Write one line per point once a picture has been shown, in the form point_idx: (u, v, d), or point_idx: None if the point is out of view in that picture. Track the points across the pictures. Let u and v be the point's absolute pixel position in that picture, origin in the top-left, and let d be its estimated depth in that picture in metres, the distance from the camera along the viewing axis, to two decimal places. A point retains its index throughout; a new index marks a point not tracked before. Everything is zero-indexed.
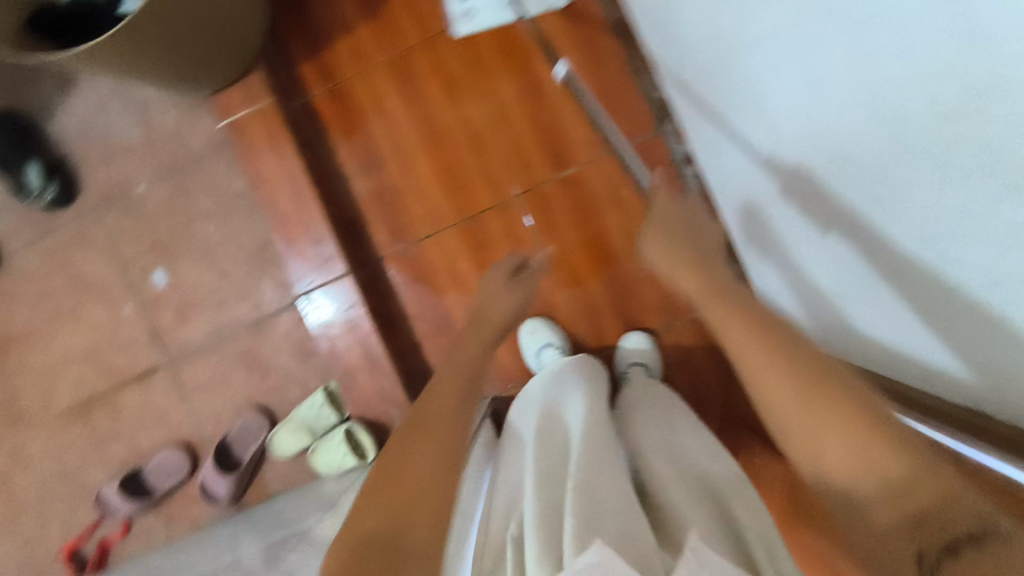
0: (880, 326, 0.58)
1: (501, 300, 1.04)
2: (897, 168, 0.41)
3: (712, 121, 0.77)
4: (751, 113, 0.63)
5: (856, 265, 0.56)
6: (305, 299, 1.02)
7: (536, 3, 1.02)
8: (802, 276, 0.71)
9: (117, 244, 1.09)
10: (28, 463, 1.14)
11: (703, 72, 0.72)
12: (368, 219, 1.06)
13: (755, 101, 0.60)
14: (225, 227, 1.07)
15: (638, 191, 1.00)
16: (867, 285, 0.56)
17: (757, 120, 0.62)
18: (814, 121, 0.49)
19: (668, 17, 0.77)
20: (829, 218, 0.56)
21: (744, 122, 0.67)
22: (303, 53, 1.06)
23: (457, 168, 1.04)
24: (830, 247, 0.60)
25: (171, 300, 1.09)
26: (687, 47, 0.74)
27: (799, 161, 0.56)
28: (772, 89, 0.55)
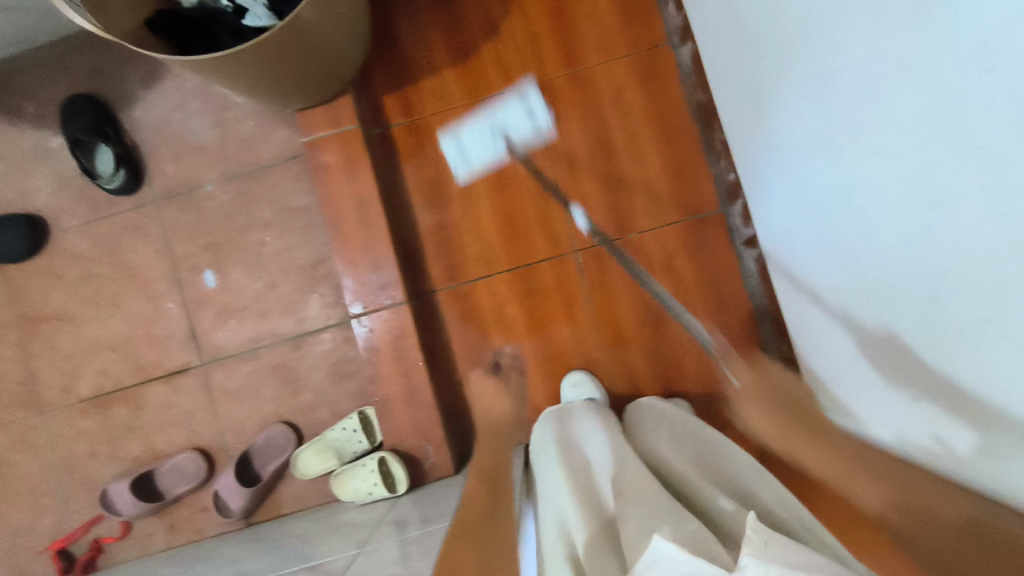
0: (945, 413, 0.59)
1: (546, 350, 1.06)
2: (964, 153, 0.47)
3: (786, 211, 0.84)
4: (833, 200, 0.71)
5: (928, 337, 0.59)
6: (358, 321, 1.02)
7: (620, 71, 1.06)
8: (860, 370, 0.75)
9: (171, 239, 1.09)
10: (33, 447, 1.10)
11: (784, 164, 0.81)
12: (427, 252, 1.07)
13: (836, 184, 0.69)
14: (283, 239, 1.07)
15: (694, 264, 1.04)
16: (936, 360, 0.58)
17: (841, 209, 0.69)
18: (893, 170, 0.57)
19: (756, 112, 0.85)
20: (906, 289, 0.60)
21: (820, 213, 0.75)
22: (388, 85, 1.09)
23: (519, 216, 1.06)
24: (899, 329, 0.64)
25: (215, 303, 1.08)
26: (769, 139, 0.83)
27: (882, 234, 0.62)
28: (854, 169, 0.64)
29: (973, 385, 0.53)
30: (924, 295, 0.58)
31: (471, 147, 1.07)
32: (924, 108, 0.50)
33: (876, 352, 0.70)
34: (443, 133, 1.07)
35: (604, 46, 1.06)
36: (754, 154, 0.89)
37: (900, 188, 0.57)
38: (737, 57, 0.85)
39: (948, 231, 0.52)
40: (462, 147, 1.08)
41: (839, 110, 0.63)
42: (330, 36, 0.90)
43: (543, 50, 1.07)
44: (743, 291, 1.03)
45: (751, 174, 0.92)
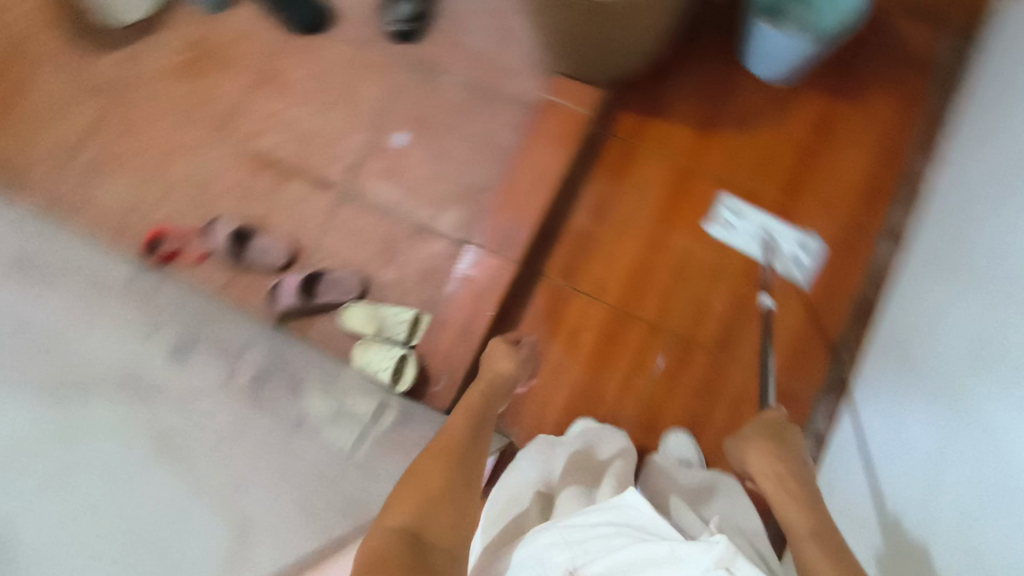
0: None
1: (588, 387, 1.08)
2: None
3: (884, 428, 0.84)
4: (932, 434, 0.71)
5: None
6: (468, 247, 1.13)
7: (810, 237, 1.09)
8: None
9: (397, 94, 1.23)
10: (191, 154, 1.25)
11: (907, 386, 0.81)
12: (561, 242, 1.14)
13: (942, 422, 0.70)
14: (473, 151, 1.17)
15: (757, 420, 1.04)
16: None
17: (934, 446, 0.70)
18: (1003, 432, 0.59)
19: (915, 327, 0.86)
20: (956, 543, 0.61)
21: (913, 445, 0.75)
22: (632, 106, 1.18)
23: (652, 275, 1.11)
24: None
25: (389, 158, 1.20)
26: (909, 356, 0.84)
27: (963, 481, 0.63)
28: (966, 414, 0.66)
29: None
30: (960, 566, 0.59)
31: (742, 226, 1.11)
32: None
33: None
34: (726, 198, 1.11)
35: (823, 203, 1.10)
36: (888, 364, 0.90)
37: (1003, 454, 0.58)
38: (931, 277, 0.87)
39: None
40: (736, 221, 1.11)
41: (987, 362, 0.65)
42: (640, 41, 1.01)
43: (774, 168, 1.12)
44: None
45: (875, 380, 0.92)
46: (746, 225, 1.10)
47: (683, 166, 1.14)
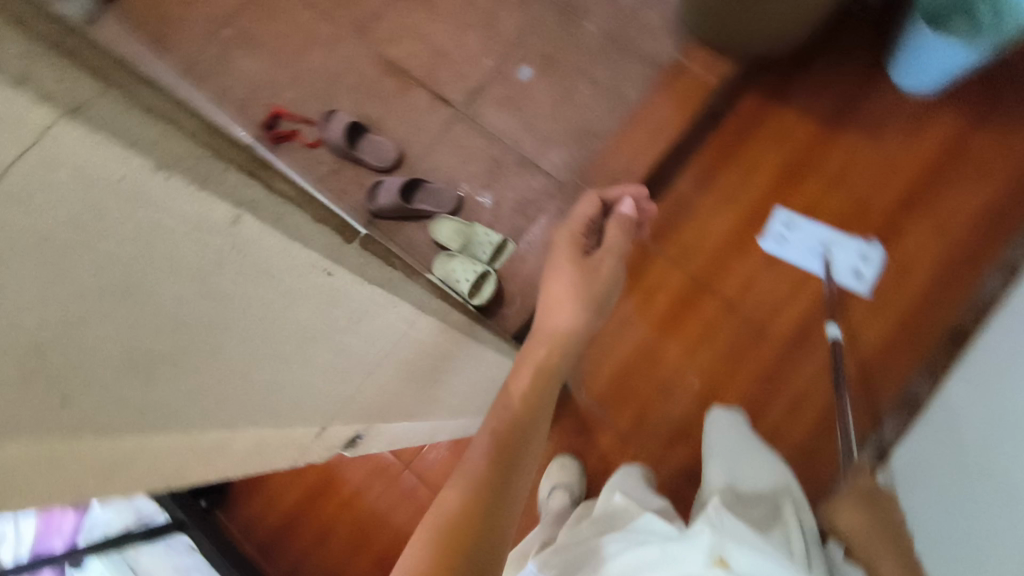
0: None
1: (651, 347, 1.09)
2: None
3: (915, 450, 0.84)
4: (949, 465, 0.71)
5: None
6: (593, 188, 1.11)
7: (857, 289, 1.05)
8: None
9: (533, 29, 1.23)
10: (327, 47, 1.29)
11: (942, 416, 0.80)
12: (658, 203, 1.14)
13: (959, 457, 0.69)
14: (592, 99, 1.18)
15: (815, 420, 1.02)
16: None
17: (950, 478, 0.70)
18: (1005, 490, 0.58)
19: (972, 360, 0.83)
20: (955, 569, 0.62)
21: (935, 477, 0.75)
22: (761, 89, 1.17)
23: (741, 255, 1.10)
24: None
25: (510, 88, 1.21)
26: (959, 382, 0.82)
27: (971, 517, 0.63)
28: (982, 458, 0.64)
29: None
30: None
31: (795, 236, 1.09)
32: None
33: None
34: (782, 210, 1.10)
35: (936, 226, 1.06)
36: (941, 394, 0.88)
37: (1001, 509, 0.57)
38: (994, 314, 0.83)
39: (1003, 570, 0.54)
40: (789, 232, 1.09)
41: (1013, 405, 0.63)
42: (786, 18, 0.98)
43: (893, 182, 1.09)
44: (828, 476, 0.99)
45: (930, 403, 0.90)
46: (803, 237, 1.08)
47: (799, 155, 1.12)
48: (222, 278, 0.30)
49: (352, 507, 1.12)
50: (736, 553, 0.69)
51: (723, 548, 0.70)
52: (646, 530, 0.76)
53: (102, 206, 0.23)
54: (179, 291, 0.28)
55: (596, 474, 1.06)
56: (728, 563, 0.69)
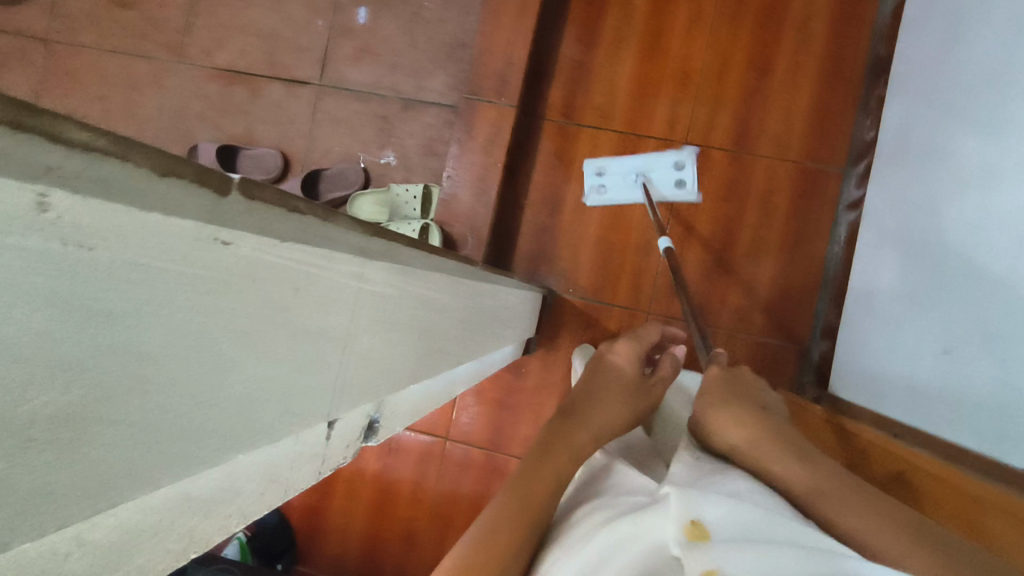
0: (948, 372, 0.66)
1: (612, 217, 1.07)
2: None
3: (894, 194, 0.86)
4: (947, 186, 0.72)
5: (968, 324, 0.64)
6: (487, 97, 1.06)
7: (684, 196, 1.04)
8: (880, 340, 0.82)
9: None
10: (156, 86, 1.18)
11: (918, 147, 0.81)
12: (554, 81, 1.10)
13: (960, 175, 0.70)
14: (442, 10, 1.11)
15: (788, 208, 1.02)
16: (959, 351, 0.65)
17: (951, 199, 0.71)
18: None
19: (922, 88, 0.83)
20: (973, 277, 0.64)
21: (926, 204, 0.76)
22: None
23: (653, 88, 1.07)
24: (949, 309, 0.68)
25: (358, 38, 1.13)
26: (919, 112, 0.83)
27: (982, 225, 0.64)
28: (991, 164, 0.65)
29: (980, 383, 0.60)
30: (971, 300, 0.64)
31: (611, 180, 1.06)
32: None
33: (910, 330, 0.75)
34: (589, 163, 1.07)
35: None
36: (897, 131, 0.89)
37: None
38: (934, 37, 0.83)
39: None
40: (603, 179, 1.06)
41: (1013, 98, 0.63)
42: None
43: None
44: (821, 252, 1.01)
45: (886, 147, 0.91)
46: (616, 179, 1.06)
47: None
48: (290, 307, 0.23)
49: (418, 499, 1.11)
50: (713, 502, 0.38)
51: (689, 498, 0.38)
52: (625, 511, 0.43)
53: (141, 253, 0.16)
54: (238, 345, 0.20)
55: None
56: (706, 525, 0.37)
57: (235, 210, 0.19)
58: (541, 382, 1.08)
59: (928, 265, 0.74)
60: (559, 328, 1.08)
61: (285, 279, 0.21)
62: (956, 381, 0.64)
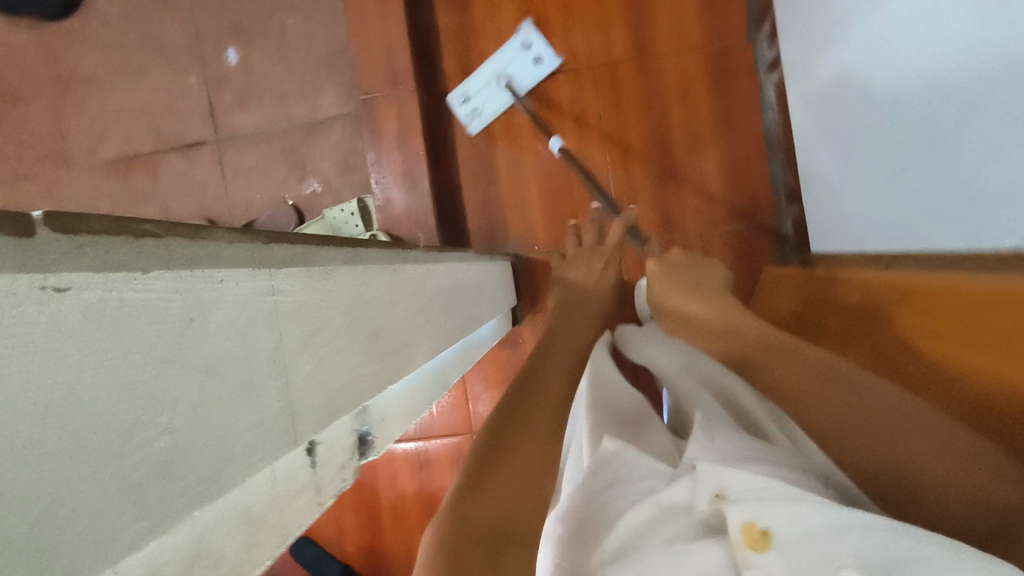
0: (891, 210, 0.69)
1: (548, 165, 1.05)
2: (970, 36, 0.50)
3: (797, 55, 0.87)
4: (840, 35, 0.73)
5: (894, 159, 0.66)
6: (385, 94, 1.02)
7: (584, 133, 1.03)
8: (829, 195, 0.85)
9: (200, 15, 1.08)
10: (56, 203, 1.13)
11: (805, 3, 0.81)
12: (443, 53, 1.06)
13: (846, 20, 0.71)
14: (306, 23, 1.06)
15: (711, 93, 1.01)
16: (894, 187, 0.67)
17: (847, 45, 0.72)
18: (906, 21, 0.59)
19: None
20: (887, 111, 0.66)
21: (828, 54, 0.77)
22: None
23: (539, 25, 1.04)
24: (876, 146, 0.70)
25: (235, 82, 1.08)
26: None
27: (880, 62, 0.65)
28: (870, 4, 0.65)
29: (918, 213, 0.63)
30: (888, 137, 0.66)
31: (477, 100, 1.04)
32: None
33: (843, 179, 0.79)
34: (453, 95, 1.04)
35: None
36: None
37: (909, 36, 0.59)
38: None
39: (931, 87, 0.56)
40: (470, 103, 1.04)
41: None
42: None
43: None
44: (757, 124, 0.99)
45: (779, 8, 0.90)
46: (483, 98, 1.04)
47: None
48: (198, 345, 0.21)
49: None
50: (736, 476, 0.44)
51: (754, 503, 0.40)
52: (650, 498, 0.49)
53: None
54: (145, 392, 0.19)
55: None
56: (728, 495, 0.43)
57: (60, 252, 0.17)
58: None
59: (852, 96, 0.73)
60: (537, 288, 1.06)
61: (171, 317, 0.20)
62: (898, 216, 0.68)
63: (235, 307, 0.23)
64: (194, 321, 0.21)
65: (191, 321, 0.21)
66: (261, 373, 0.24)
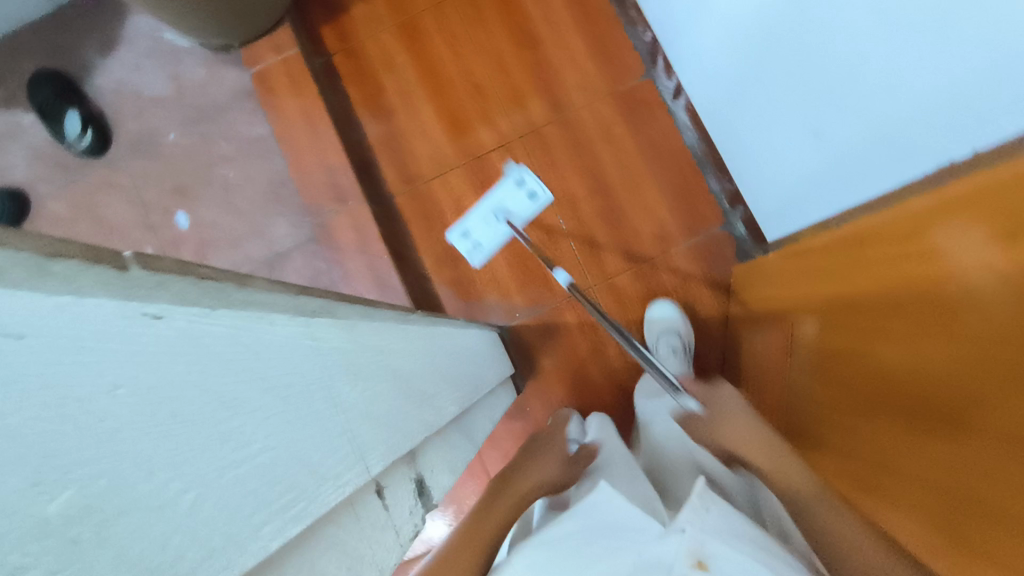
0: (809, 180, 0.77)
1: (505, 233, 1.09)
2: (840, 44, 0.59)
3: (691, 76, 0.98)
4: (712, 51, 0.86)
5: (799, 142, 0.75)
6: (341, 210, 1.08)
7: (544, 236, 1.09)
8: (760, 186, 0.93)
9: (140, 187, 1.11)
10: None
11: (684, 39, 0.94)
12: (380, 160, 1.13)
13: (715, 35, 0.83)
14: (244, 167, 1.11)
15: (629, 129, 1.09)
16: (806, 166, 0.76)
17: (725, 53, 0.83)
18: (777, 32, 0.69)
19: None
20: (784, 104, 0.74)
21: (714, 61, 0.87)
22: (324, 18, 1.17)
23: (460, 113, 1.12)
24: (776, 132, 0.79)
25: (190, 240, 1.10)
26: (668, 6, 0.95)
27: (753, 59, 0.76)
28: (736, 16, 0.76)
29: (831, 186, 0.73)
30: (787, 124, 0.76)
31: (508, 195, 1.09)
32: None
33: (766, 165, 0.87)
34: (453, 233, 1.09)
35: None
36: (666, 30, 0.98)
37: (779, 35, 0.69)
38: None
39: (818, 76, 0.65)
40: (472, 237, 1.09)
41: None
42: None
43: None
44: (680, 144, 1.08)
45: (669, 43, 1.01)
46: (481, 229, 1.09)
47: (401, 23, 1.15)
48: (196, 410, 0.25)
49: None
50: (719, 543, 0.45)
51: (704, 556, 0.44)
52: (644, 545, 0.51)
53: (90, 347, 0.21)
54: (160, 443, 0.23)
55: (593, 338, 1.06)
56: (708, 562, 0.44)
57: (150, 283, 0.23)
58: (547, 411, 1.06)
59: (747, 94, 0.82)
60: (529, 351, 1.08)
61: (93, 382, 0.21)
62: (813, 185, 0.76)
63: (161, 357, 0.24)
64: (124, 389, 0.22)
65: (119, 391, 0.22)
66: (206, 445, 0.25)
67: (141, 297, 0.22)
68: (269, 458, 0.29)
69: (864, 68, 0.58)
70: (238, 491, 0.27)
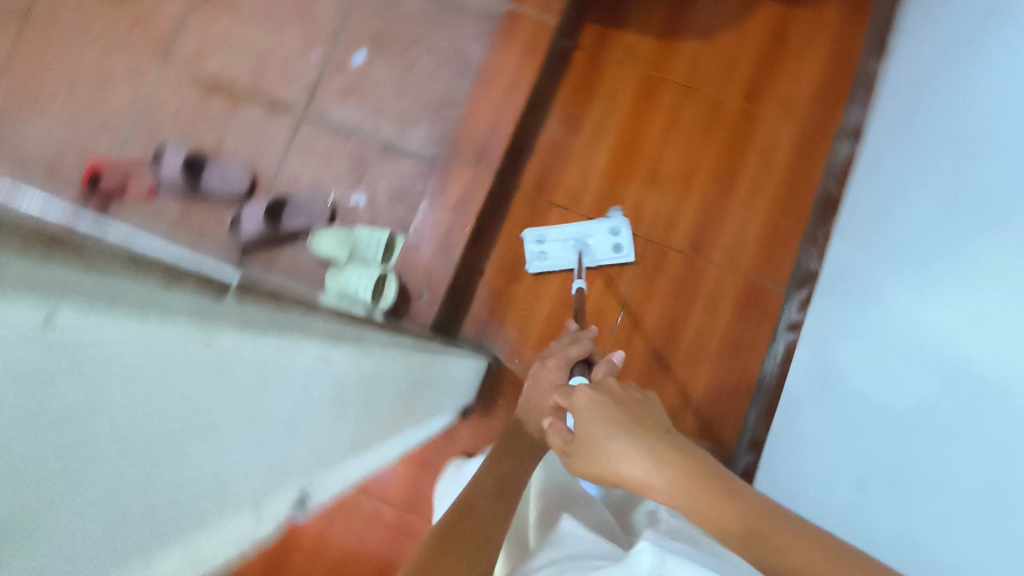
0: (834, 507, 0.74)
1: (566, 295, 1.09)
2: (956, 457, 0.56)
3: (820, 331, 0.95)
4: (861, 335, 0.83)
5: (857, 472, 0.72)
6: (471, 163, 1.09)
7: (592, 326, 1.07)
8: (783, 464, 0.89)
9: (356, 7, 1.15)
10: (137, 77, 1.15)
11: (849, 302, 0.90)
12: (534, 155, 1.13)
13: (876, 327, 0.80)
14: (436, 64, 1.13)
15: (731, 316, 1.07)
16: (841, 492, 0.73)
17: (866, 348, 0.80)
18: (916, 385, 0.66)
19: (867, 252, 0.91)
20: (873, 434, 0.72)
21: (853, 346, 0.84)
22: (598, 18, 1.17)
23: (623, 180, 1.11)
24: (844, 446, 0.76)
25: (350, 76, 1.13)
26: (862, 264, 0.91)
27: (883, 378, 0.74)
28: (902, 335, 0.73)
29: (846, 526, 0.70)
30: (859, 450, 0.73)
31: (598, 237, 1.08)
32: (962, 379, 0.59)
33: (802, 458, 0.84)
34: (530, 232, 1.08)
35: (785, 110, 1.12)
36: (837, 279, 0.95)
37: (918, 385, 0.66)
38: (894, 207, 0.88)
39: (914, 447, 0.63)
40: (544, 246, 1.08)
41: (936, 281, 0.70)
42: None
43: (735, 76, 1.13)
44: (757, 366, 1.05)
45: (833, 289, 0.97)
46: (557, 248, 1.08)
47: (649, 74, 1.14)
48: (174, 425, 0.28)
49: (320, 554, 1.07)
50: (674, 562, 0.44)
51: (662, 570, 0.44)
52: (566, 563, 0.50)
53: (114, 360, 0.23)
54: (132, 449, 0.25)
55: None
56: None
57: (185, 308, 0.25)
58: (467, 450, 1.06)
59: (851, 398, 0.79)
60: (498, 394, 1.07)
61: (110, 391, 0.24)
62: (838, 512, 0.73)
63: (171, 371, 0.26)
64: (128, 399, 0.25)
65: (123, 399, 0.24)
66: (167, 460, 0.28)
67: (202, 319, 0.26)
68: (198, 479, 0.31)
69: (954, 495, 0.55)
70: (170, 500, 0.29)
